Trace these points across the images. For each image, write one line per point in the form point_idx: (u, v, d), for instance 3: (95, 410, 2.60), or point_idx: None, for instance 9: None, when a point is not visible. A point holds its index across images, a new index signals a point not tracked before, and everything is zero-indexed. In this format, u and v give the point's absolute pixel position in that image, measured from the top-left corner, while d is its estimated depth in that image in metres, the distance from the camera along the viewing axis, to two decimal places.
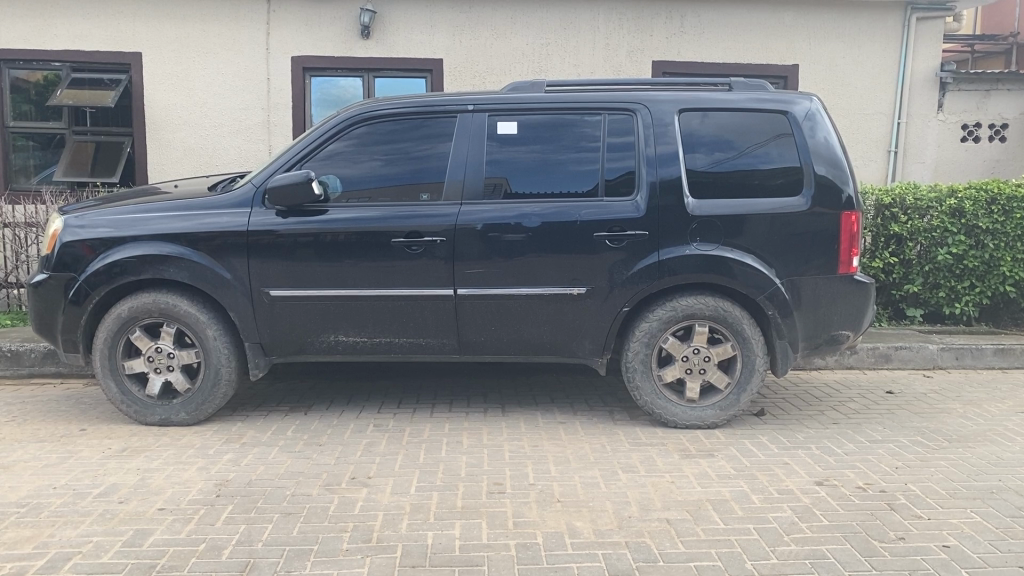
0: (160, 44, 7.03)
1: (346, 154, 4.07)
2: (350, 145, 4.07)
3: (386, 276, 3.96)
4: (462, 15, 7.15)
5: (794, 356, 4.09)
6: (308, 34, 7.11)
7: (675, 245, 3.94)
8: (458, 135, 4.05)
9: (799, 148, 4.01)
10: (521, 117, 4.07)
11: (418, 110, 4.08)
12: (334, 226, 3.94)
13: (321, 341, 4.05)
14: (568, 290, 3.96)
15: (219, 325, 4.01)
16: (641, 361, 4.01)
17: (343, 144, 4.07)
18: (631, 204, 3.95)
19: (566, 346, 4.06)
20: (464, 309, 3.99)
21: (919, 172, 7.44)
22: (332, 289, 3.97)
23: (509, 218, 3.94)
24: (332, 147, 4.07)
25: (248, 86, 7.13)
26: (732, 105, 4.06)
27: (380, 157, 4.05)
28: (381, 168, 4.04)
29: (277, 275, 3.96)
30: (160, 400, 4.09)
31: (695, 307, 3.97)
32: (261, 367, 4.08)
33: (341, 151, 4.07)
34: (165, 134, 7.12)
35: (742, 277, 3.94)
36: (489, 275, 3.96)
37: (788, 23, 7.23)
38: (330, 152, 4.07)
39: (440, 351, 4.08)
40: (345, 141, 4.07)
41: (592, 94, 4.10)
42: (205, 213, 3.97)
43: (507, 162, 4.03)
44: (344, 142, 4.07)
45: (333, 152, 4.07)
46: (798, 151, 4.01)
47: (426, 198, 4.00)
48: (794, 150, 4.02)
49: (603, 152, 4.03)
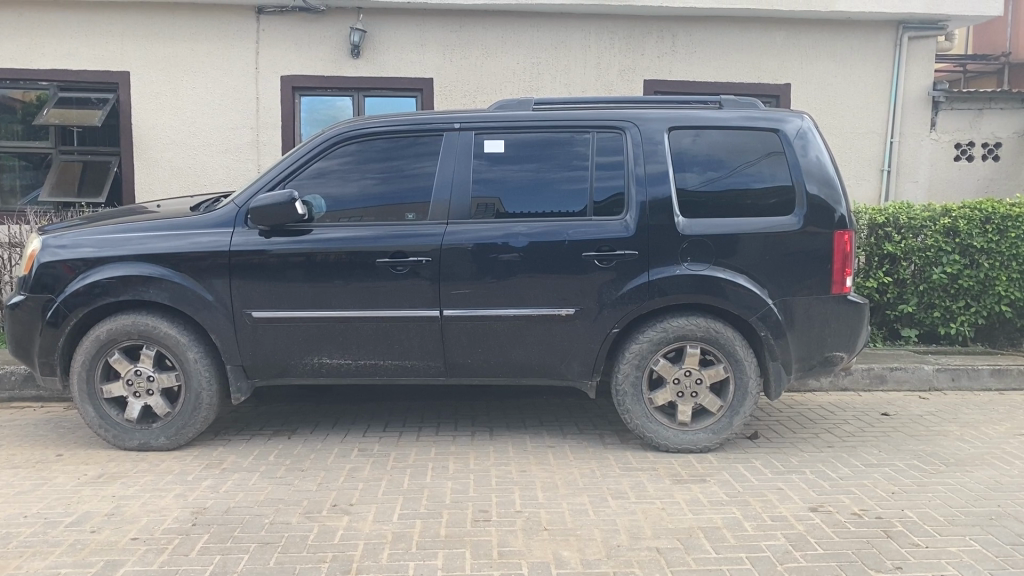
0: (148, 63, 6.97)
1: (335, 173, 4.00)
2: (340, 164, 4.01)
3: (371, 297, 3.88)
4: (453, 34, 7.12)
5: (788, 378, 4.01)
6: (298, 54, 7.07)
7: (666, 265, 3.86)
8: (444, 154, 3.99)
9: (791, 167, 3.95)
10: (508, 135, 4.01)
11: (410, 128, 4.02)
12: (317, 246, 3.86)
13: (305, 364, 3.96)
14: (557, 310, 3.88)
15: (200, 348, 3.92)
16: (631, 383, 3.92)
17: (332, 163, 4.01)
18: (621, 223, 3.88)
19: (555, 369, 3.98)
20: (451, 331, 3.91)
21: (913, 191, 7.40)
22: (316, 311, 3.89)
23: (496, 238, 3.87)
24: (322, 166, 4.01)
25: (236, 105, 7.07)
26: (723, 123, 4.01)
27: (373, 175, 3.99)
28: (372, 187, 3.97)
29: (259, 296, 3.88)
30: (139, 425, 3.99)
31: (687, 329, 3.89)
32: (243, 391, 4.00)
33: (331, 170, 4.00)
34: (153, 153, 7.06)
35: (735, 297, 3.87)
36: (476, 295, 3.88)
37: (780, 43, 7.21)
38: (319, 171, 4.00)
39: (427, 373, 4.00)
40: (336, 159, 4.01)
41: (580, 113, 4.05)
42: (186, 233, 3.89)
43: (495, 181, 3.96)
44: (335, 161, 4.01)
45: (324, 171, 4.00)
46: (790, 170, 3.95)
47: (412, 217, 3.93)
48: (785, 169, 3.96)
49: (593, 171, 3.96)
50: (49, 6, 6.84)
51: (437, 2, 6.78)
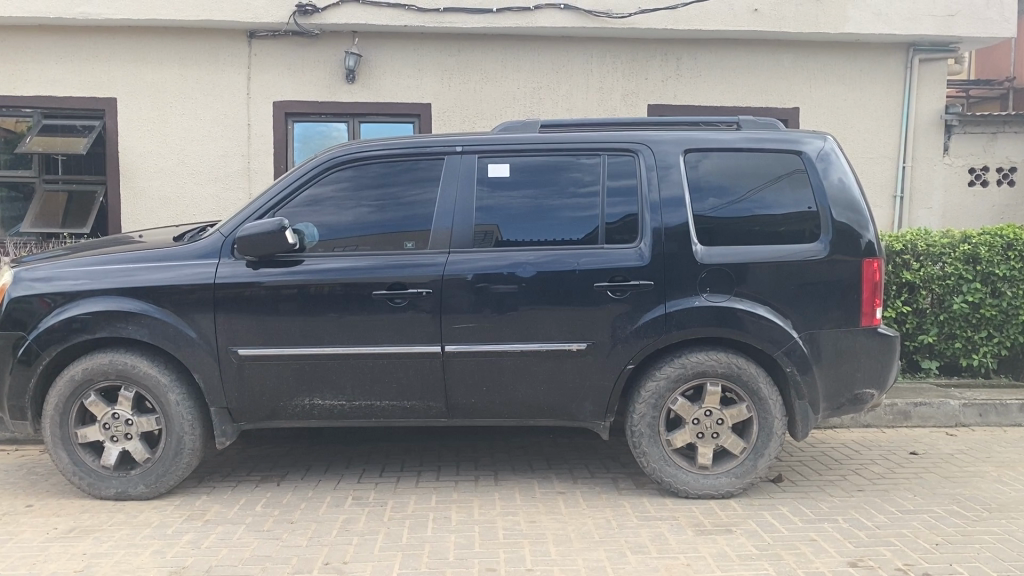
0: (135, 89, 6.75)
1: (331, 201, 3.75)
2: (337, 190, 3.76)
3: (367, 332, 3.60)
4: (451, 59, 6.91)
5: (815, 417, 3.73)
6: (291, 79, 6.85)
7: (684, 296, 3.60)
8: (445, 179, 3.74)
9: (815, 190, 3.71)
10: (513, 159, 3.77)
11: (408, 151, 3.78)
12: (309, 278, 3.60)
13: (295, 405, 3.67)
14: (567, 345, 3.61)
15: (182, 389, 3.64)
16: (648, 424, 3.64)
17: (328, 189, 3.76)
18: (635, 251, 3.62)
19: (566, 409, 3.70)
20: (453, 369, 3.63)
21: (927, 218, 7.17)
22: (306, 348, 3.61)
23: (502, 268, 3.61)
24: (317, 193, 3.75)
25: (227, 132, 6.84)
26: (741, 145, 3.77)
27: (371, 203, 3.73)
28: (370, 215, 3.71)
29: (247, 332, 3.60)
30: (116, 472, 3.69)
31: (707, 365, 3.61)
32: (228, 434, 3.71)
33: (326, 197, 3.75)
34: (140, 182, 6.81)
35: (758, 331, 3.60)
36: (480, 330, 3.60)
37: (787, 66, 7.02)
38: (314, 199, 3.75)
39: (427, 414, 3.71)
40: (332, 186, 3.76)
41: (590, 135, 3.80)
42: (169, 264, 3.62)
43: (500, 207, 3.71)
44: (331, 188, 3.76)
45: (319, 198, 3.75)
46: (814, 194, 3.71)
47: (410, 246, 3.67)
48: (809, 192, 3.71)
49: (604, 196, 3.71)
50: (34, 32, 6.63)
51: (435, 25, 6.59)
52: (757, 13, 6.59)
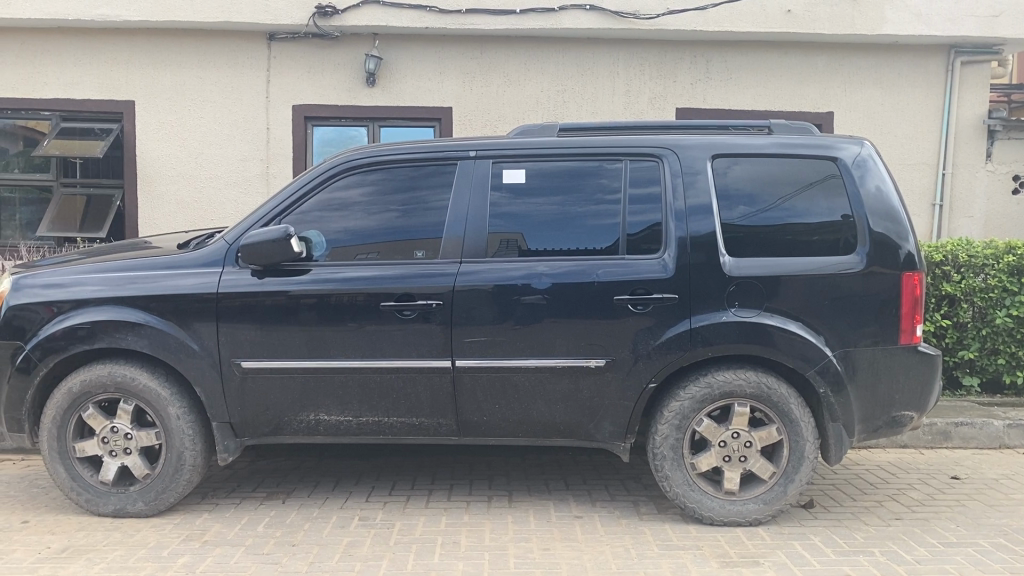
0: (153, 92, 6.66)
1: (357, 205, 3.59)
2: (363, 194, 3.59)
3: (375, 346, 3.43)
4: (473, 61, 6.75)
5: (850, 441, 3.50)
6: (311, 82, 6.73)
7: (710, 311, 3.39)
8: (459, 185, 3.57)
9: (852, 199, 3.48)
10: (531, 164, 3.59)
11: (421, 156, 3.61)
12: (315, 288, 3.43)
13: (300, 421, 3.51)
14: (586, 361, 3.41)
15: (183, 402, 3.49)
16: (671, 447, 3.44)
17: (355, 193, 3.60)
18: (658, 262, 3.42)
19: (584, 429, 3.50)
20: (465, 385, 3.45)
21: (967, 227, 6.88)
22: (312, 361, 3.44)
23: (517, 278, 3.42)
24: (342, 197, 3.60)
25: (246, 135, 6.73)
26: (773, 150, 3.55)
27: (399, 207, 3.57)
28: (399, 219, 3.55)
29: (250, 344, 3.45)
30: (115, 488, 3.56)
31: (735, 384, 3.40)
32: (231, 451, 3.55)
33: (351, 201, 3.59)
34: (157, 186, 6.72)
35: (789, 348, 3.38)
36: (494, 345, 3.42)
37: (821, 69, 6.77)
38: (340, 202, 3.59)
39: (437, 432, 3.53)
40: (358, 190, 3.60)
41: (612, 139, 3.61)
42: (172, 272, 3.48)
43: (516, 215, 3.53)
44: (356, 191, 3.60)
45: (344, 202, 3.59)
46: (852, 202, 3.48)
47: (421, 255, 3.50)
48: (845, 201, 3.49)
49: (627, 203, 3.51)
50: (54, 34, 6.57)
51: (456, 27, 6.43)
52: (790, 14, 6.36)
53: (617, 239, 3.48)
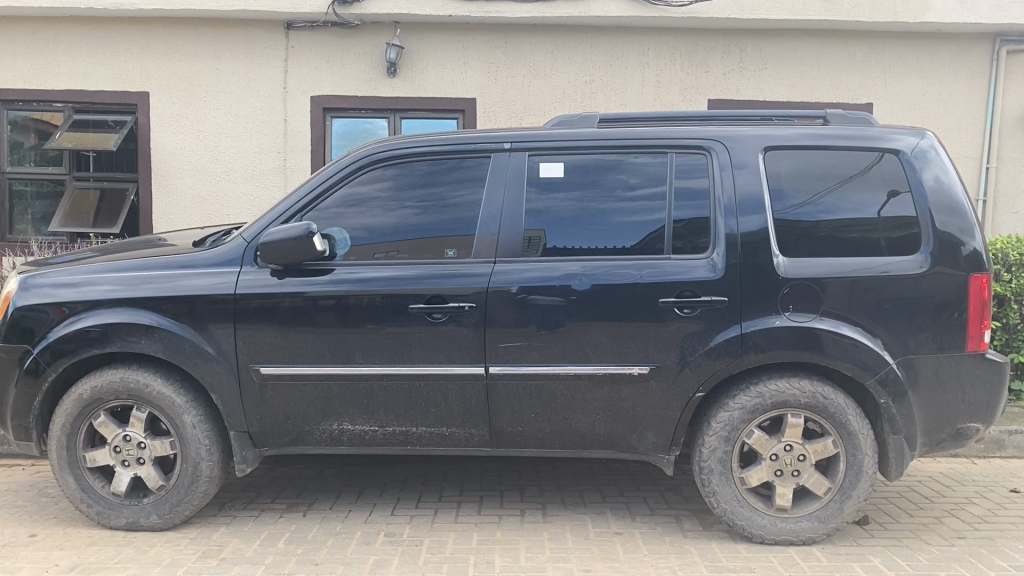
0: (168, 83, 6.47)
1: (375, 201, 3.37)
2: (381, 190, 3.38)
3: (402, 351, 3.22)
4: (498, 51, 6.52)
5: (911, 455, 3.26)
6: (330, 73, 6.51)
7: (762, 315, 3.15)
8: (492, 180, 3.35)
9: (898, 192, 3.25)
10: (568, 157, 3.36)
11: (451, 149, 3.39)
12: (338, 289, 3.22)
13: (323, 430, 3.31)
14: (628, 369, 3.18)
15: (199, 410, 3.29)
16: (718, 460, 3.22)
17: (374, 188, 3.38)
18: (706, 262, 3.19)
19: (625, 440, 3.27)
20: (498, 394, 3.23)
21: (1012, 223, 6.61)
22: (335, 367, 3.23)
23: (555, 279, 3.19)
24: (359, 193, 3.38)
25: (263, 128, 6.53)
26: (828, 141, 3.31)
27: (418, 204, 3.36)
28: (417, 216, 3.34)
29: (270, 349, 3.24)
30: (127, 501, 3.36)
31: (788, 394, 3.17)
32: (249, 461, 3.35)
33: (368, 197, 3.38)
34: (173, 180, 6.54)
35: (847, 356, 3.14)
36: (528, 350, 3.20)
37: (859, 59, 6.50)
38: (354, 199, 3.38)
39: (468, 443, 3.32)
40: (376, 185, 3.39)
41: (650, 129, 3.38)
42: (186, 271, 3.27)
43: (553, 211, 3.31)
44: (375, 187, 3.38)
45: (361, 198, 3.38)
46: (896, 196, 3.25)
47: (452, 254, 3.28)
48: (887, 195, 3.25)
49: (668, 199, 3.28)
50: (67, 24, 6.39)
51: (480, 14, 6.20)
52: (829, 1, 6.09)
53: (659, 238, 3.25)
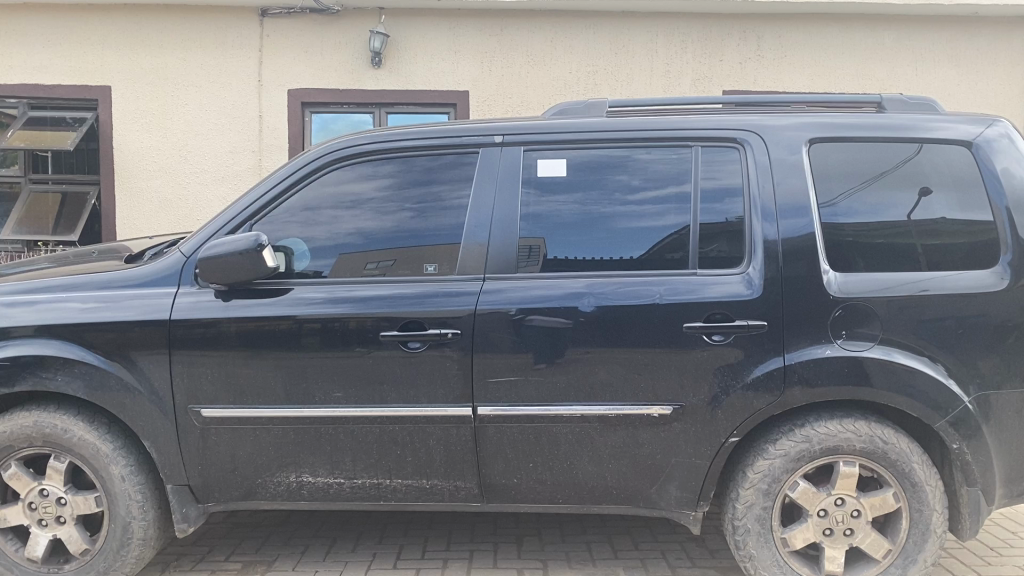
0: (133, 76, 5.92)
1: (370, 202, 2.82)
2: (378, 189, 2.84)
3: (373, 388, 2.66)
4: (492, 39, 5.99)
5: (988, 509, 2.70)
6: (308, 64, 5.97)
7: (809, 344, 2.58)
8: (481, 180, 2.79)
9: (931, 189, 2.71)
10: (572, 152, 2.81)
11: (432, 143, 2.84)
12: (296, 313, 2.67)
13: (279, 483, 2.75)
14: (646, 409, 2.62)
15: (129, 459, 2.73)
16: (756, 519, 2.67)
17: (370, 187, 2.84)
18: (740, 279, 2.63)
19: (642, 493, 2.72)
20: (489, 440, 2.67)
21: None
22: (291, 409, 2.68)
23: (557, 300, 2.63)
24: (354, 191, 2.84)
25: (236, 125, 5.99)
26: (886, 130, 2.74)
27: (413, 205, 2.80)
28: (413, 221, 2.79)
29: (213, 387, 2.68)
30: (47, 567, 2.80)
31: (840, 439, 2.61)
32: (191, 519, 2.79)
33: (364, 197, 2.83)
34: (138, 182, 6.00)
35: (913, 393, 2.57)
36: (525, 386, 2.64)
37: (888, 46, 5.95)
38: (352, 198, 2.83)
39: (454, 498, 2.76)
40: (373, 183, 2.84)
41: (679, 117, 2.82)
42: (113, 293, 2.72)
43: (553, 217, 2.76)
44: (371, 185, 2.84)
45: (357, 198, 2.83)
46: (928, 194, 2.71)
47: (432, 270, 2.73)
48: (918, 193, 2.71)
49: (686, 201, 2.73)
50: (21, 12, 5.84)
51: None
52: None
53: (675, 247, 2.69)
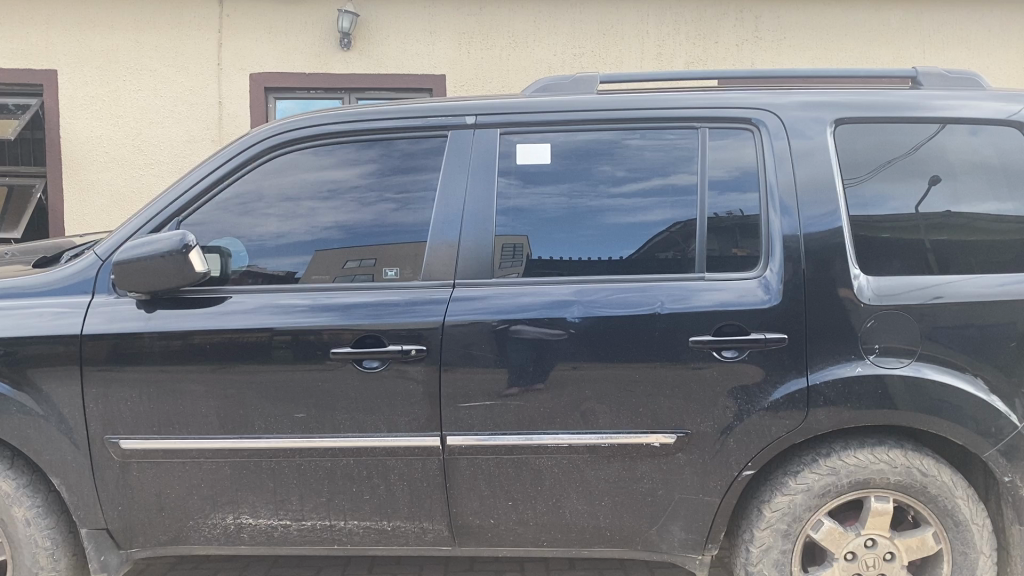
0: (82, 59, 5.69)
1: (352, 191, 2.40)
2: (361, 176, 2.41)
3: (324, 414, 2.25)
4: (471, 19, 5.85)
5: None
6: (272, 46, 5.81)
7: (834, 361, 2.19)
8: (450, 168, 2.38)
9: (940, 179, 2.33)
10: (556, 134, 2.40)
11: (400, 124, 2.42)
12: (235, 326, 2.26)
13: (214, 527, 2.35)
14: (645, 438, 2.23)
15: (37, 500, 2.32)
16: (774, 565, 2.28)
17: (353, 174, 2.42)
18: (757, 283, 2.23)
19: (641, 535, 2.32)
20: (461, 474, 2.27)
21: None
22: (227, 440, 2.27)
23: (540, 309, 2.23)
24: (335, 178, 2.42)
25: (194, 112, 5.80)
26: (936, 109, 2.35)
27: (395, 196, 2.39)
28: (396, 214, 2.38)
29: (134, 415, 2.27)
30: None
31: (872, 471, 2.22)
32: (113, 568, 2.39)
33: (346, 185, 2.41)
34: (87, 174, 5.78)
35: (958, 416, 2.19)
36: (504, 411, 2.24)
37: (893, 27, 5.84)
38: (331, 186, 2.41)
39: (418, 543, 2.36)
40: (356, 169, 2.42)
41: (697, 94, 2.41)
42: (16, 305, 2.30)
43: (534, 211, 2.35)
44: (355, 172, 2.42)
45: (337, 186, 2.41)
46: (936, 184, 2.32)
47: (391, 275, 2.33)
48: (926, 182, 2.32)
49: (680, 194, 2.33)
50: None
51: None
52: None
53: (667, 245, 2.30)
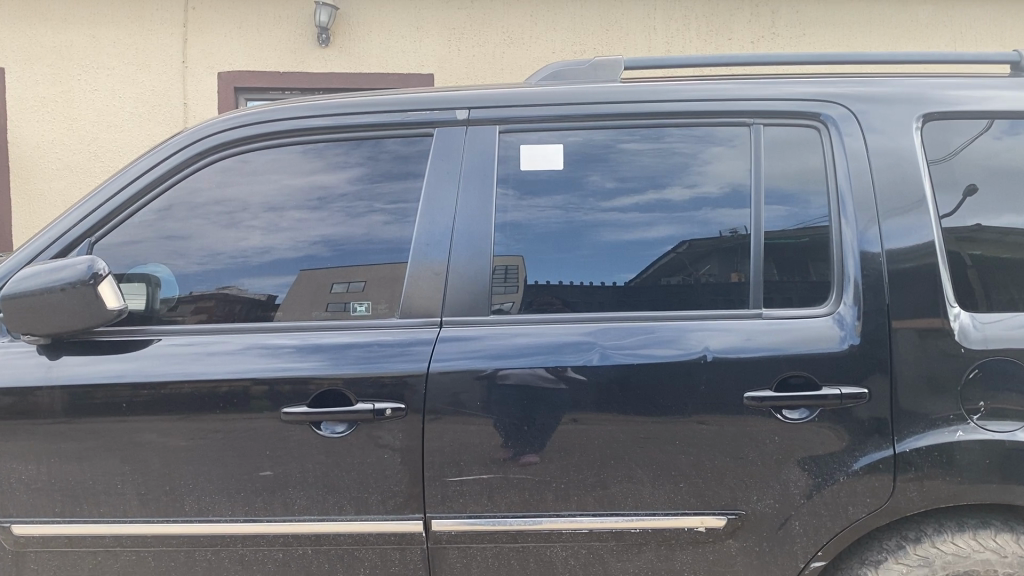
0: (32, 56, 5.20)
1: (340, 199, 1.90)
2: (351, 181, 1.92)
3: (275, 490, 1.76)
4: (460, 13, 5.46)
5: None
6: (245, 44, 5.37)
7: (931, 425, 1.70)
8: (435, 176, 1.89)
9: (976, 188, 1.81)
10: (579, 134, 1.91)
11: (390, 120, 1.92)
12: (171, 376, 1.76)
13: None
14: (686, 522, 1.75)
15: None
16: None
17: (340, 179, 1.92)
18: (830, 319, 1.74)
19: None
20: (450, 567, 1.79)
21: None
22: (147, 522, 1.78)
23: (549, 356, 1.74)
24: (322, 182, 1.92)
25: (156, 116, 5.35)
26: None
27: (388, 206, 1.89)
28: (389, 228, 1.88)
29: (25, 491, 1.79)
30: None
31: (977, 563, 1.72)
32: None
33: (335, 192, 1.91)
34: (37, 184, 5.30)
35: None
36: (507, 487, 1.76)
37: (923, 22, 5.58)
38: (320, 193, 1.91)
39: None
40: (345, 173, 1.93)
41: (752, 83, 1.93)
42: None
43: (539, 228, 1.86)
44: (344, 176, 1.92)
45: (327, 192, 1.91)
46: (972, 195, 1.81)
47: (360, 310, 1.84)
48: (960, 193, 1.81)
49: (676, 211, 1.86)
50: None
51: None
52: None
53: (672, 270, 1.82)
